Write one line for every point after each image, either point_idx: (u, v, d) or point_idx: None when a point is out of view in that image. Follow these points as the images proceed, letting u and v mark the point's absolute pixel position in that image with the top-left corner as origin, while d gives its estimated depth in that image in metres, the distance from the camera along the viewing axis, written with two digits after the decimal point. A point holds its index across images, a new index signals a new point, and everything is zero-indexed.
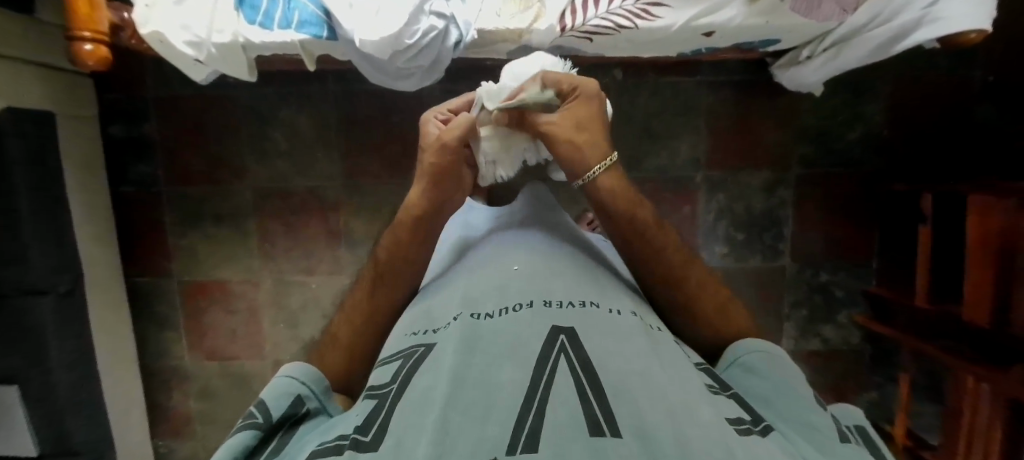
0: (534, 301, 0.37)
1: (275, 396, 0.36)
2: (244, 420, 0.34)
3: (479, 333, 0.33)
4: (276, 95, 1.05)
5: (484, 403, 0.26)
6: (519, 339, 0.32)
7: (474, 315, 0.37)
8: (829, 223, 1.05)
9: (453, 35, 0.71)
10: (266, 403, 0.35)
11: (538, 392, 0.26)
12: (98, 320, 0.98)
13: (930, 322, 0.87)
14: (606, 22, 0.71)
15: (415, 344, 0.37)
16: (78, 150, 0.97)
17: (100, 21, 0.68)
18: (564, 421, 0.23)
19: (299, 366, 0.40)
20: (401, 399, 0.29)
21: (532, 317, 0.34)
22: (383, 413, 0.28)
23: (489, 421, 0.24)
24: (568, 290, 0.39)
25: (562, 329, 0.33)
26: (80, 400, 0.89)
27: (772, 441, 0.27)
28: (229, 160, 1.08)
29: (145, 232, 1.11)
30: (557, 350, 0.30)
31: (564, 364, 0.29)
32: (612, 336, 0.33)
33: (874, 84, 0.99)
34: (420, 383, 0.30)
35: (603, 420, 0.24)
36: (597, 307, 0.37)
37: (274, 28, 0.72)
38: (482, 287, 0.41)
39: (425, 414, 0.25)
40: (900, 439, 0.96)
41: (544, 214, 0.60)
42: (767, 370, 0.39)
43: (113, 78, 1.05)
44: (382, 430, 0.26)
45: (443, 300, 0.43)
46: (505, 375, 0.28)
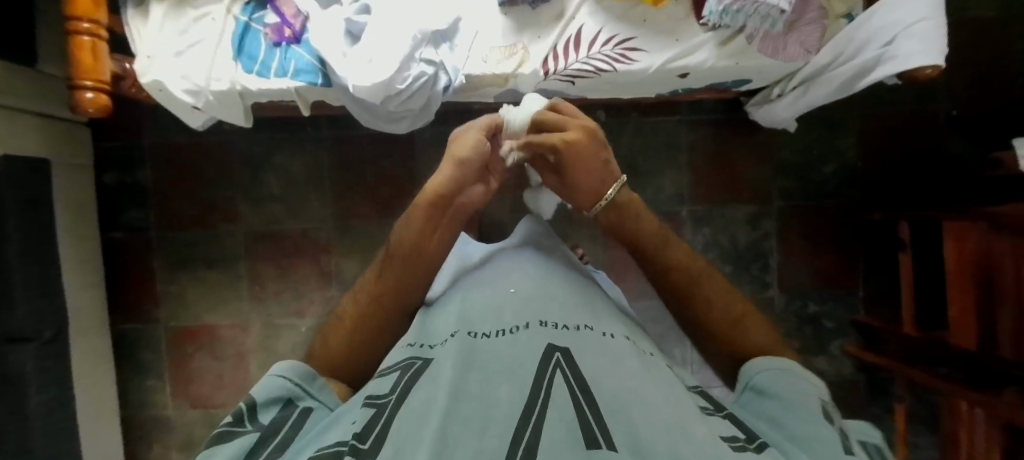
0: (531, 323, 0.37)
1: (267, 397, 0.36)
2: (239, 426, 0.33)
3: (476, 351, 0.34)
4: (270, 140, 1.08)
5: (482, 417, 0.26)
6: (515, 359, 0.32)
7: (471, 333, 0.37)
8: (813, 253, 1.07)
9: (442, 80, 0.75)
10: (257, 408, 0.35)
11: (535, 408, 0.27)
12: (80, 368, 0.95)
13: (919, 348, 0.87)
14: (586, 66, 0.75)
15: (411, 358, 0.37)
16: (72, 196, 0.97)
17: (103, 71, 0.70)
18: (562, 436, 0.24)
19: (287, 364, 0.39)
20: (400, 408, 0.29)
21: (529, 337, 0.35)
22: (382, 420, 0.28)
23: (486, 435, 0.24)
24: (562, 313, 0.40)
25: (557, 348, 0.33)
26: (56, 454, 0.85)
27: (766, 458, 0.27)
28: (222, 204, 1.09)
29: (133, 277, 1.10)
30: (552, 366, 0.31)
31: (560, 381, 0.29)
32: (606, 356, 0.33)
33: (843, 120, 1.05)
34: (418, 395, 0.30)
35: (599, 435, 0.24)
36: (591, 329, 0.38)
37: (270, 76, 0.75)
38: (479, 308, 0.42)
39: (423, 425, 0.26)
40: None
41: (540, 239, 0.61)
42: (774, 387, 0.38)
43: (110, 127, 1.08)
44: (380, 438, 0.26)
45: (440, 319, 0.44)
46: (502, 392, 0.29)
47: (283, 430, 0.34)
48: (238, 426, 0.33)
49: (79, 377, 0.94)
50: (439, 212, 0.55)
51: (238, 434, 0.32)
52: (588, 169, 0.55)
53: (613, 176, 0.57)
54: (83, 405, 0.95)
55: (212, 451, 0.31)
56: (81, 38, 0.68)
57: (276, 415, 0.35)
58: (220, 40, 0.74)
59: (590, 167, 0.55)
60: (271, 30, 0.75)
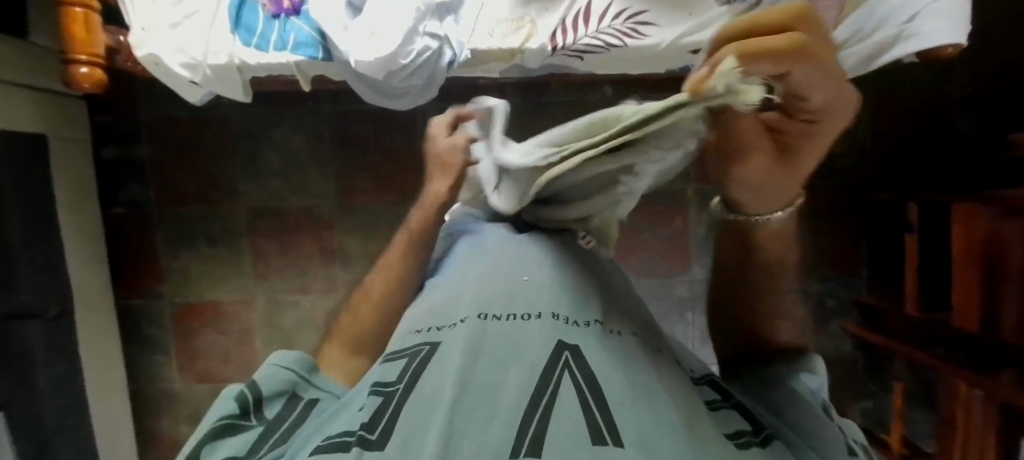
0: (542, 312, 0.36)
1: (268, 387, 0.35)
2: (240, 425, 0.33)
3: (485, 338, 0.33)
4: (269, 115, 1.06)
5: (489, 409, 0.27)
6: (524, 350, 0.32)
7: (481, 316, 0.36)
8: (818, 233, 1.07)
9: (447, 55, 0.73)
10: (261, 399, 0.35)
11: (540, 403, 0.27)
12: (87, 344, 0.96)
13: (927, 331, 0.88)
14: (596, 40, 0.73)
15: (420, 342, 0.36)
16: (68, 172, 0.96)
17: (98, 44, 0.68)
18: (567, 432, 0.25)
19: (287, 352, 0.38)
20: (410, 394, 0.30)
21: (540, 328, 0.34)
22: (392, 406, 0.29)
23: (492, 427, 0.26)
24: (574, 303, 0.38)
25: (566, 343, 0.32)
26: (68, 427, 0.87)
27: (769, 452, 0.28)
28: (222, 180, 1.08)
29: (136, 253, 1.10)
30: (562, 366, 0.30)
31: (568, 378, 0.29)
32: (616, 352, 0.33)
33: None
34: (428, 381, 0.30)
35: (604, 428, 0.25)
36: (601, 325, 0.36)
37: (269, 49, 0.73)
38: (486, 289, 0.40)
39: (431, 415, 0.27)
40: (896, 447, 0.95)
41: None
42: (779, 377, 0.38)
43: (105, 100, 1.06)
44: (388, 427, 0.27)
45: (448, 297, 0.42)
46: (511, 381, 0.29)
47: (284, 422, 0.33)
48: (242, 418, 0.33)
49: (86, 354, 0.95)
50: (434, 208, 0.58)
51: (240, 428, 0.33)
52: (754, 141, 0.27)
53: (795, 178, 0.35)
54: (92, 380, 0.96)
55: (212, 446, 0.32)
56: (74, 10, 0.66)
57: (280, 405, 0.35)
58: (217, 11, 0.71)
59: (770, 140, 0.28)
60: (270, 1, 0.73)
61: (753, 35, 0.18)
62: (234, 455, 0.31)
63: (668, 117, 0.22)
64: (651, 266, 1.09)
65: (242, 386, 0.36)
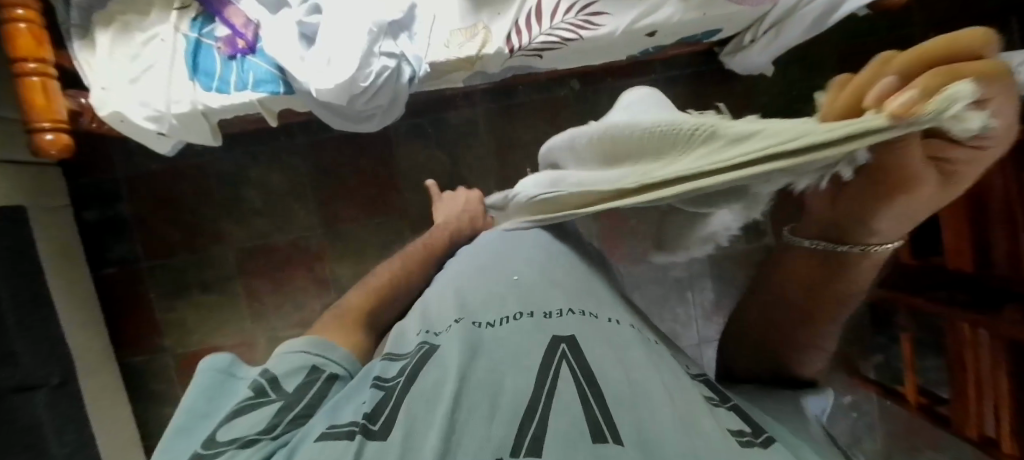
0: (535, 311, 0.37)
1: (286, 366, 0.37)
2: (259, 397, 0.34)
3: (482, 340, 0.34)
4: (244, 155, 1.06)
5: (489, 407, 0.28)
6: (521, 348, 0.32)
7: (475, 322, 0.37)
8: None
9: (407, 72, 0.74)
10: (277, 378, 0.36)
11: (539, 403, 0.28)
12: (95, 407, 0.96)
13: (925, 277, 0.85)
14: (551, 37, 0.73)
15: (420, 343, 0.37)
16: (54, 239, 0.96)
17: (59, 110, 0.68)
18: (563, 428, 0.26)
19: (306, 336, 0.40)
20: (411, 389, 0.30)
21: (535, 326, 0.35)
22: (392, 401, 0.30)
23: (494, 424, 0.27)
24: (568, 297, 0.39)
25: (563, 337, 0.33)
26: None
27: (774, 452, 0.27)
28: (207, 226, 1.08)
29: (132, 310, 1.10)
30: (559, 359, 0.31)
31: (565, 372, 0.30)
32: (612, 343, 0.33)
33: (820, 57, 1.03)
34: (427, 378, 0.31)
35: (605, 427, 0.26)
36: (597, 316, 0.37)
37: (231, 90, 0.73)
38: (482, 294, 0.41)
39: (434, 411, 0.28)
40: (913, 398, 0.91)
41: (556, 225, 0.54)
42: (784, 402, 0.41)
43: (81, 163, 1.06)
44: (390, 419, 0.28)
45: (442, 299, 0.43)
46: (510, 382, 0.30)
47: (304, 399, 0.35)
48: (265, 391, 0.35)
49: (96, 417, 0.95)
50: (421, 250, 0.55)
51: (262, 398, 0.34)
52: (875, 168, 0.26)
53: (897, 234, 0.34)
54: (105, 443, 0.96)
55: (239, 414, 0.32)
56: (31, 79, 0.66)
57: (299, 380, 0.36)
58: (174, 61, 0.72)
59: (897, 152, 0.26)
60: (224, 43, 0.73)
61: (952, 65, 0.17)
62: (260, 426, 0.31)
63: (849, 147, 0.18)
64: None
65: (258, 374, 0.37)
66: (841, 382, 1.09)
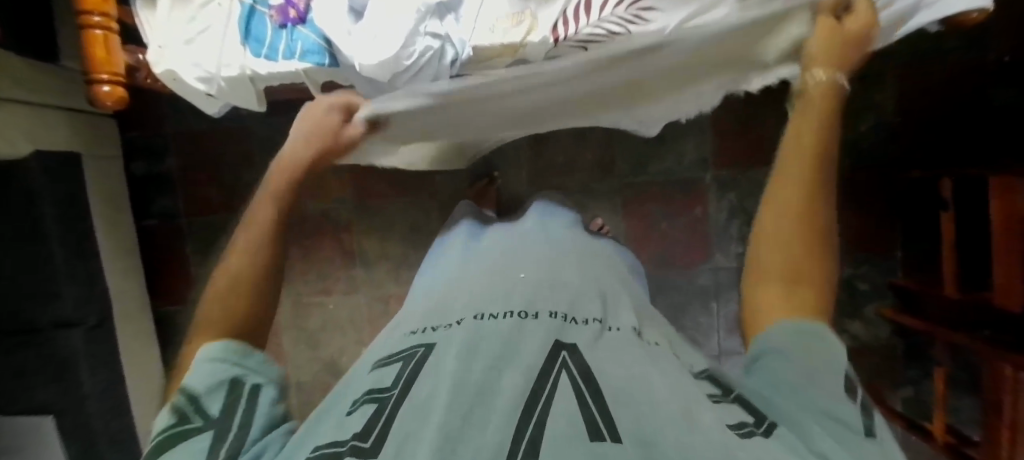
0: (539, 311, 0.38)
1: (205, 388, 0.33)
2: (181, 425, 0.31)
3: (482, 337, 0.35)
4: (286, 123, 1.09)
5: (484, 412, 0.27)
6: (523, 349, 0.33)
7: (477, 319, 0.38)
8: (844, 216, 1.04)
9: (449, 53, 0.74)
10: (199, 398, 0.32)
11: (537, 405, 0.27)
12: (128, 349, 1.02)
13: (961, 311, 0.83)
14: (598, 29, 0.69)
15: (416, 345, 0.38)
16: (104, 187, 1.02)
17: (117, 64, 0.71)
18: (564, 429, 0.24)
19: (214, 345, 0.36)
20: (406, 399, 0.30)
21: (538, 328, 0.36)
22: (384, 417, 0.28)
23: (489, 431, 0.25)
24: (571, 302, 0.41)
25: (563, 343, 0.34)
26: (113, 429, 0.92)
27: (774, 441, 0.27)
28: (246, 189, 1.12)
29: (169, 262, 1.15)
30: (559, 364, 0.31)
31: (564, 376, 0.30)
32: (611, 349, 0.34)
33: (880, 75, 0.99)
34: (422, 386, 0.31)
35: (600, 426, 0.25)
36: (599, 322, 0.38)
37: (278, 59, 0.74)
38: (485, 292, 0.43)
39: (426, 424, 0.26)
40: (940, 437, 0.86)
41: (557, 233, 0.57)
42: (800, 362, 0.32)
43: (135, 118, 1.11)
44: (382, 436, 0.26)
45: (447, 301, 0.44)
46: (509, 384, 0.29)
47: (235, 420, 0.32)
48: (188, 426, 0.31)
49: (128, 358, 1.01)
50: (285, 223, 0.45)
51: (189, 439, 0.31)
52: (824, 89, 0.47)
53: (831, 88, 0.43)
54: (134, 385, 1.01)
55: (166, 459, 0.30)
56: (93, 32, 0.69)
57: (223, 402, 0.33)
58: (228, 25, 0.74)
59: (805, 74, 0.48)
60: (276, 12, 0.75)
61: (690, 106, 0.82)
62: None
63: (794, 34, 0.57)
64: (670, 257, 1.06)
65: (179, 395, 0.33)
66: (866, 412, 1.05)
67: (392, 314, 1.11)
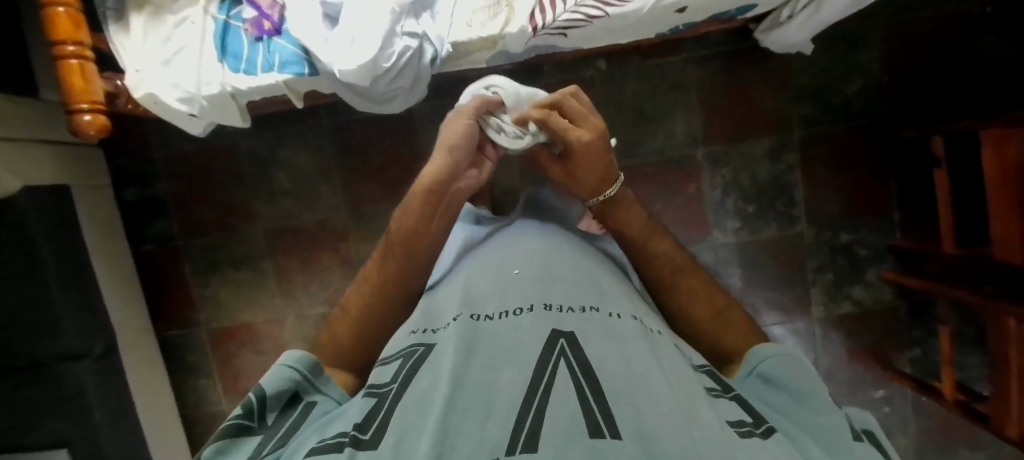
0: (535, 305, 0.38)
1: (274, 387, 0.38)
2: (242, 419, 0.36)
3: (479, 333, 0.35)
4: (274, 137, 1.08)
5: (483, 406, 0.27)
6: (521, 342, 0.33)
7: (474, 316, 0.38)
8: (840, 181, 1.03)
9: (428, 52, 0.73)
10: (266, 399, 0.37)
11: (536, 397, 0.27)
12: (136, 376, 1.02)
13: (964, 266, 0.83)
14: (576, 14, 0.70)
15: (415, 345, 0.38)
16: (97, 217, 1.01)
17: (96, 91, 0.71)
18: (565, 423, 0.24)
19: (297, 352, 0.41)
20: (405, 393, 0.30)
21: (534, 320, 0.36)
22: (384, 411, 0.29)
23: (489, 425, 0.25)
24: (567, 294, 0.41)
25: (561, 333, 0.34)
26: (128, 456, 0.93)
27: (773, 443, 0.27)
28: (239, 206, 1.11)
29: (169, 286, 1.15)
30: (557, 353, 0.31)
31: (564, 366, 0.30)
32: (609, 340, 0.34)
33: (865, 35, 0.98)
34: (421, 380, 0.31)
35: (600, 421, 0.25)
36: (596, 311, 0.39)
37: (257, 73, 0.74)
38: (482, 289, 0.43)
39: (426, 415, 0.26)
40: (950, 395, 0.86)
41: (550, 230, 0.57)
42: (788, 380, 0.37)
43: (121, 144, 1.11)
44: (381, 429, 0.27)
45: (443, 302, 0.44)
46: (506, 377, 0.29)
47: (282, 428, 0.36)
48: (248, 422, 0.36)
49: (136, 385, 1.01)
50: (436, 199, 0.57)
51: (247, 437, 0.35)
52: (594, 168, 0.58)
53: (613, 177, 0.60)
54: (145, 411, 1.02)
55: (224, 445, 0.34)
56: (69, 61, 0.69)
57: (278, 412, 0.37)
58: (203, 42, 0.73)
59: (579, 175, 0.60)
60: (251, 25, 0.74)
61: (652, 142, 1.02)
62: None
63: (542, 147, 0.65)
64: None
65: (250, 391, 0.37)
66: (873, 375, 1.05)
67: None
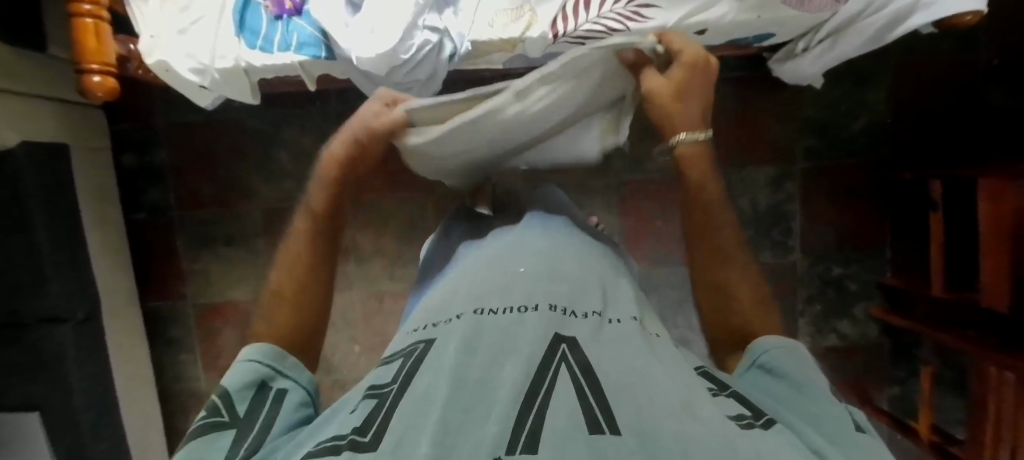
0: (539, 305, 0.38)
1: (236, 383, 0.37)
2: (210, 417, 0.34)
3: (481, 330, 0.35)
4: (281, 117, 1.08)
5: (485, 406, 0.27)
6: (523, 341, 0.33)
7: (478, 312, 0.38)
8: (837, 215, 1.04)
9: (447, 48, 0.73)
10: (233, 396, 0.36)
11: (536, 398, 0.27)
12: (116, 345, 1.00)
13: (955, 311, 0.84)
14: (598, 25, 0.71)
15: (417, 341, 0.38)
16: (93, 180, 1.00)
17: (108, 52, 0.70)
18: (563, 421, 0.24)
19: (256, 348, 0.41)
20: (405, 394, 0.30)
21: (537, 321, 0.36)
22: (382, 413, 0.28)
23: (489, 423, 0.25)
24: (570, 295, 0.41)
25: (563, 337, 0.34)
26: (101, 427, 0.91)
27: (774, 433, 0.28)
28: (238, 182, 1.10)
29: (159, 256, 1.13)
30: (558, 358, 0.31)
31: (564, 370, 0.30)
32: (612, 343, 0.34)
33: (875, 74, 0.99)
34: (421, 380, 0.31)
35: (601, 419, 0.25)
36: (599, 316, 0.39)
37: (274, 51, 0.73)
38: (484, 286, 0.43)
39: (427, 416, 0.26)
40: (926, 435, 0.88)
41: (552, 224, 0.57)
42: (788, 371, 0.37)
43: (125, 109, 1.09)
44: (380, 432, 0.26)
45: (448, 296, 0.44)
46: (507, 377, 0.29)
47: (258, 417, 0.35)
48: (220, 417, 0.34)
49: (116, 354, 0.99)
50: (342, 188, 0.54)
51: (219, 430, 0.33)
52: (695, 92, 0.56)
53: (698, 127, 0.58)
54: (122, 381, 1.00)
55: (198, 445, 0.32)
56: (84, 20, 0.67)
57: (249, 400, 0.36)
58: (222, 14, 0.73)
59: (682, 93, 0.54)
60: (271, 3, 0.75)
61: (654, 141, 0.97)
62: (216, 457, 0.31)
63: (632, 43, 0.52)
64: (664, 254, 1.06)
65: (214, 395, 0.36)
66: None
67: (386, 311, 1.11)
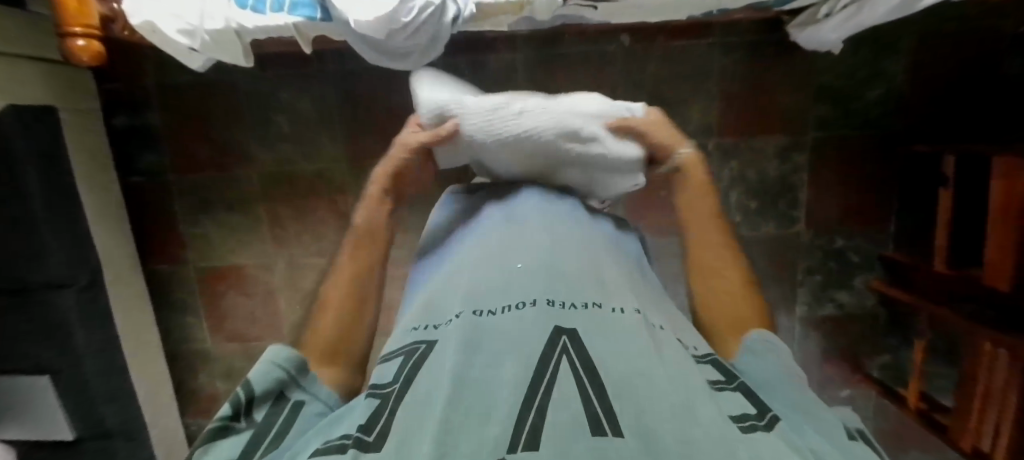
0: (537, 299, 0.38)
1: (260, 385, 0.35)
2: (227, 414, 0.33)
3: (482, 331, 0.35)
4: (275, 78, 1.04)
5: (485, 406, 0.27)
6: (523, 335, 0.34)
7: (476, 312, 0.38)
8: (843, 187, 1.03)
9: (451, 11, 0.68)
10: (253, 398, 0.34)
11: (538, 394, 0.27)
12: (121, 309, 1.01)
13: (948, 287, 0.85)
14: None
15: (415, 341, 0.38)
16: (84, 144, 0.97)
17: (91, 14, 0.68)
18: (566, 420, 0.25)
19: (281, 350, 0.39)
20: (407, 394, 0.30)
21: (535, 316, 0.36)
22: (387, 410, 0.29)
23: (491, 423, 0.25)
24: (571, 288, 0.40)
25: (564, 329, 0.34)
26: (111, 387, 0.94)
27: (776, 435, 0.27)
28: (234, 145, 1.08)
29: (158, 221, 1.13)
30: (560, 350, 0.31)
31: (565, 362, 0.30)
32: (614, 336, 0.34)
33: (897, 41, 0.95)
34: (423, 381, 0.31)
35: (604, 420, 0.25)
36: (599, 307, 0.38)
37: (266, 11, 0.69)
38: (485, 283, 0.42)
39: (428, 416, 0.27)
40: (913, 403, 0.91)
41: (551, 204, 0.55)
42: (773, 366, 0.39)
43: (111, 68, 1.05)
44: (384, 431, 0.27)
45: (447, 293, 0.44)
46: (506, 374, 0.30)
47: (276, 423, 0.33)
48: (233, 422, 0.33)
49: (121, 317, 1.00)
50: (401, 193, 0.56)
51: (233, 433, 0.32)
52: None
53: None
54: (129, 343, 1.02)
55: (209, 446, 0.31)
56: None
57: (267, 409, 0.35)
58: None
59: None
60: None
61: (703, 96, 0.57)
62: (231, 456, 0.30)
63: None
64: (667, 224, 1.06)
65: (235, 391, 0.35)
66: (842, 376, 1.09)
67: (388, 277, 1.12)
